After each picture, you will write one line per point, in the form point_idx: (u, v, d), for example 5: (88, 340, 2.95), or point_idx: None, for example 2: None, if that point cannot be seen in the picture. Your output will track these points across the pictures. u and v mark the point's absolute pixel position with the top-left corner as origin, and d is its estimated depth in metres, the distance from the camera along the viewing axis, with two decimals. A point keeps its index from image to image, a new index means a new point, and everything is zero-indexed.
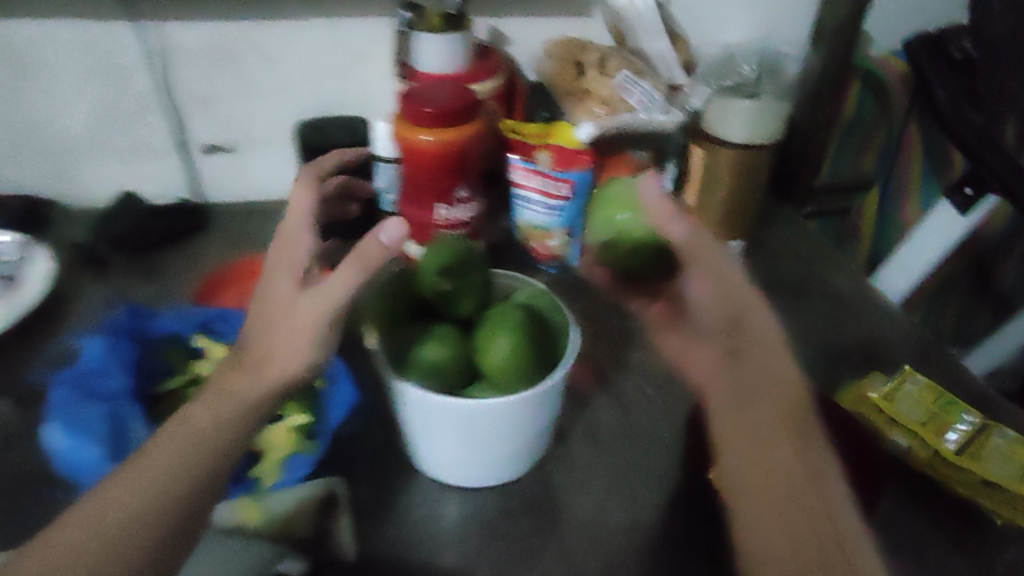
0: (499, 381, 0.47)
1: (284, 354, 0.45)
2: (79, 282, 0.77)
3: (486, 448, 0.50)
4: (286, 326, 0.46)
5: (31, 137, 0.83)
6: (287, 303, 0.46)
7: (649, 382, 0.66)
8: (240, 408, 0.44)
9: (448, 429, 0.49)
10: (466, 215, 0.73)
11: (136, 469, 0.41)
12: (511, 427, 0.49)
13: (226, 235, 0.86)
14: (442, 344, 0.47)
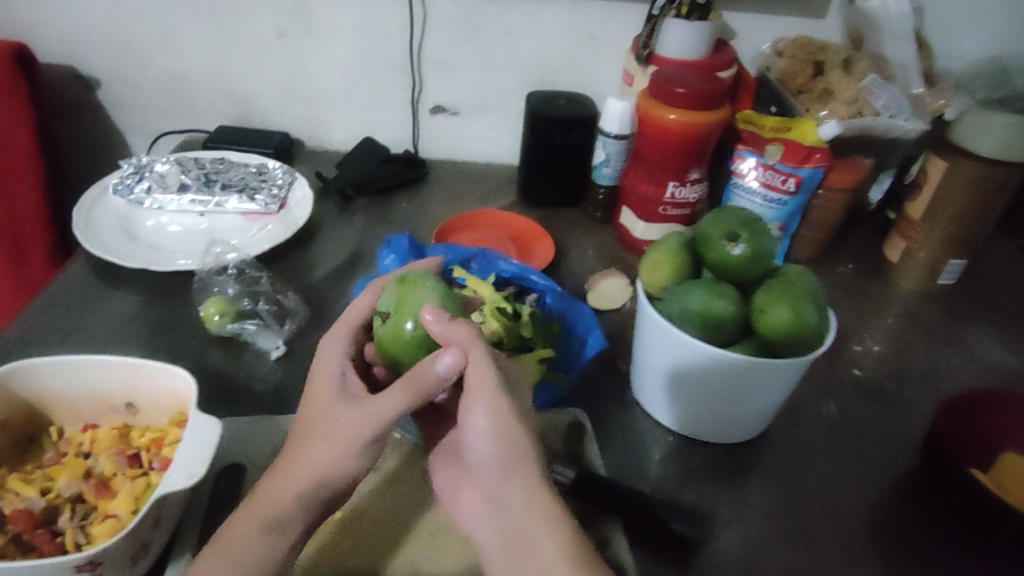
0: (773, 341, 0.50)
1: (324, 463, 0.43)
2: (330, 214, 0.87)
3: (729, 398, 0.54)
4: (331, 439, 0.43)
5: (297, 83, 0.94)
6: (329, 415, 0.44)
7: (863, 382, 0.67)
8: (288, 506, 0.43)
9: (702, 371, 0.53)
10: (694, 196, 0.77)
11: (220, 548, 0.42)
12: (758, 386, 0.53)
13: (446, 190, 0.94)
14: (722, 299, 0.50)
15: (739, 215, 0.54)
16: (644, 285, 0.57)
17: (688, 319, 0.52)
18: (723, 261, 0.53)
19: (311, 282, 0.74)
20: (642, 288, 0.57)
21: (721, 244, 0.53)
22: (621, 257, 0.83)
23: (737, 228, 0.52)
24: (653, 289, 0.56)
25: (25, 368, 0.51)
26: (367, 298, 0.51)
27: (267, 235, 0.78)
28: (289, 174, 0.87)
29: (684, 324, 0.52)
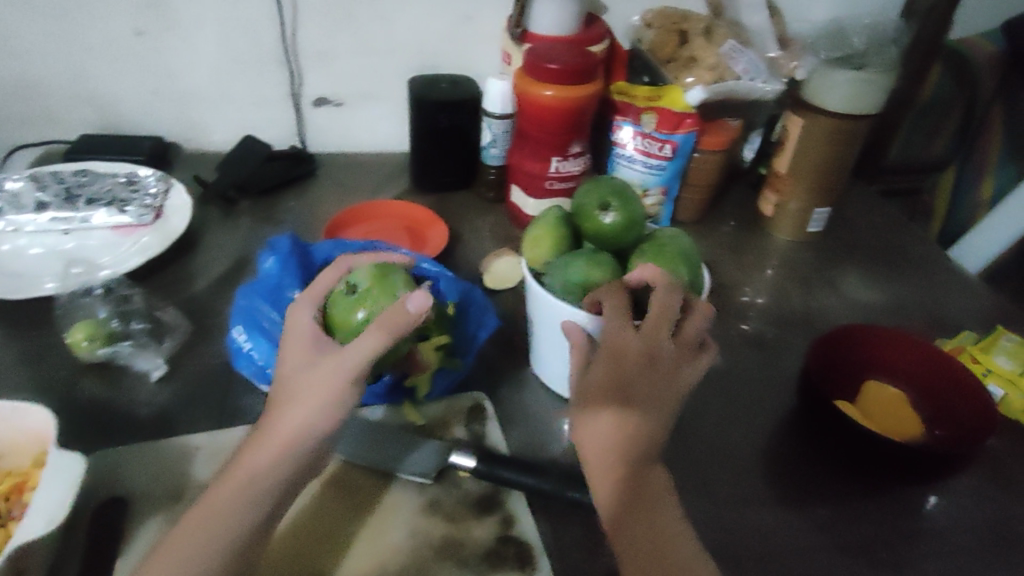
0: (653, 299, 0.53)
1: (302, 421, 0.46)
2: (212, 219, 0.83)
3: None
4: (303, 398, 0.46)
5: (160, 84, 0.88)
6: (301, 375, 0.47)
7: (749, 335, 0.71)
8: (263, 472, 0.45)
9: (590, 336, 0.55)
10: (577, 168, 0.79)
11: (187, 524, 0.43)
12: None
13: (336, 184, 0.91)
14: (601, 267, 0.53)
15: (611, 185, 0.57)
16: (527, 261, 0.58)
17: (571, 291, 0.53)
18: (599, 230, 0.56)
19: (194, 294, 0.70)
20: (525, 265, 0.58)
21: (596, 214, 0.56)
22: (517, 235, 0.83)
23: (608, 198, 0.56)
24: (535, 264, 0.58)
25: None
26: (339, 272, 0.54)
27: (141, 249, 0.73)
28: (163, 181, 0.81)
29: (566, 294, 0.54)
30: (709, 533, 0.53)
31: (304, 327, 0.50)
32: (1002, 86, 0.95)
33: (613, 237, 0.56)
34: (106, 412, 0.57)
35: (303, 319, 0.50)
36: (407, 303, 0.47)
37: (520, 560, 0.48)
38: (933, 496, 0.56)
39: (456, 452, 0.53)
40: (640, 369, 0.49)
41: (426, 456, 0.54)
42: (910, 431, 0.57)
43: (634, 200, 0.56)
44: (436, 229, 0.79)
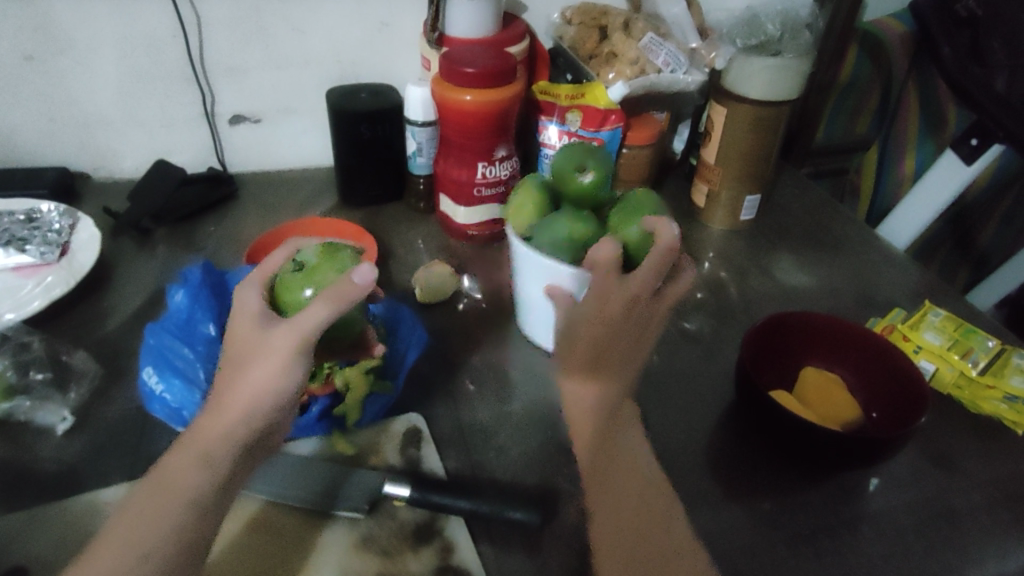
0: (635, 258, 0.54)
1: (260, 383, 0.43)
2: (125, 252, 0.78)
3: None
4: (257, 357, 0.43)
5: (60, 112, 0.82)
6: (253, 337, 0.44)
7: (688, 330, 0.70)
8: (220, 437, 0.42)
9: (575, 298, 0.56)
10: (505, 173, 0.76)
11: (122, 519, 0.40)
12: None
13: (259, 205, 0.87)
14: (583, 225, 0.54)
15: (583, 148, 0.58)
16: (515, 231, 0.59)
17: (558, 251, 0.54)
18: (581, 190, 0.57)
19: (104, 335, 0.66)
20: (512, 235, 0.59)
21: (575, 175, 0.56)
22: (450, 245, 0.81)
23: (585, 161, 0.56)
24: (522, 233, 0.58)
25: None
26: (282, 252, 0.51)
27: (44, 290, 0.68)
28: (69, 215, 0.76)
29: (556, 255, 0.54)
30: None
31: (251, 301, 0.47)
32: (916, 64, 0.97)
33: (590, 201, 0.57)
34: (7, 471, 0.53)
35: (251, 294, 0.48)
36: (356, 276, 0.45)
37: None
38: (873, 478, 0.57)
39: (389, 481, 0.51)
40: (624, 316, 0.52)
41: (359, 487, 0.51)
42: (847, 413, 0.57)
43: (608, 164, 0.57)
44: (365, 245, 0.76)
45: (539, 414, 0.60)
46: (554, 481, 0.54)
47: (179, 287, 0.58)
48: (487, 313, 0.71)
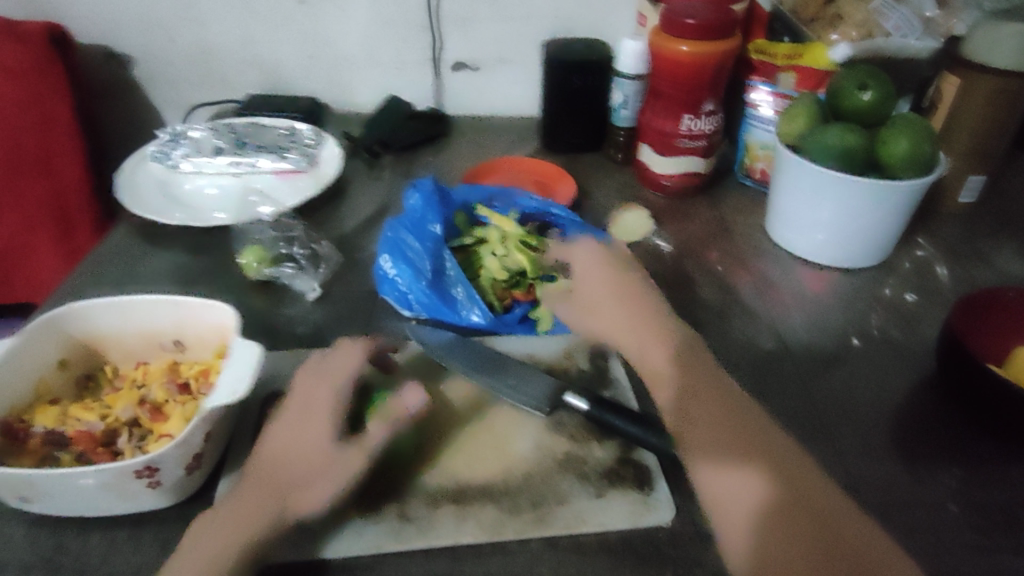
0: (895, 168, 0.63)
1: (309, 479, 0.46)
2: (357, 172, 0.89)
3: (852, 225, 0.68)
4: (306, 445, 0.48)
5: (318, 49, 0.96)
6: (309, 428, 0.48)
7: (890, 304, 0.68)
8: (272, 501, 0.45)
9: (837, 197, 0.66)
10: (709, 127, 0.77)
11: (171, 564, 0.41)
12: (880, 207, 0.66)
13: (469, 143, 0.96)
14: (852, 133, 0.63)
15: (869, 68, 0.65)
16: (782, 135, 0.69)
17: (826, 154, 0.64)
18: (854, 107, 0.65)
19: (342, 234, 0.77)
20: (780, 139, 0.70)
21: (853, 92, 0.64)
22: (641, 195, 0.84)
23: (868, 80, 0.64)
24: (789, 138, 0.69)
25: (73, 313, 0.56)
26: (360, 351, 0.54)
27: (299, 191, 0.81)
28: (317, 135, 0.90)
29: (820, 160, 0.65)
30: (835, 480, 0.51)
31: (314, 400, 0.50)
32: None
33: (862, 115, 0.65)
34: (271, 325, 0.65)
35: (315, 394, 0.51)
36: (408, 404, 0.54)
37: (638, 481, 0.50)
38: None
39: (569, 392, 0.55)
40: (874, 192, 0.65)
41: (542, 393, 0.56)
42: None
43: (888, 86, 0.64)
44: (562, 184, 0.81)
45: (721, 351, 0.62)
46: None
47: (417, 191, 0.68)
48: (674, 259, 0.73)
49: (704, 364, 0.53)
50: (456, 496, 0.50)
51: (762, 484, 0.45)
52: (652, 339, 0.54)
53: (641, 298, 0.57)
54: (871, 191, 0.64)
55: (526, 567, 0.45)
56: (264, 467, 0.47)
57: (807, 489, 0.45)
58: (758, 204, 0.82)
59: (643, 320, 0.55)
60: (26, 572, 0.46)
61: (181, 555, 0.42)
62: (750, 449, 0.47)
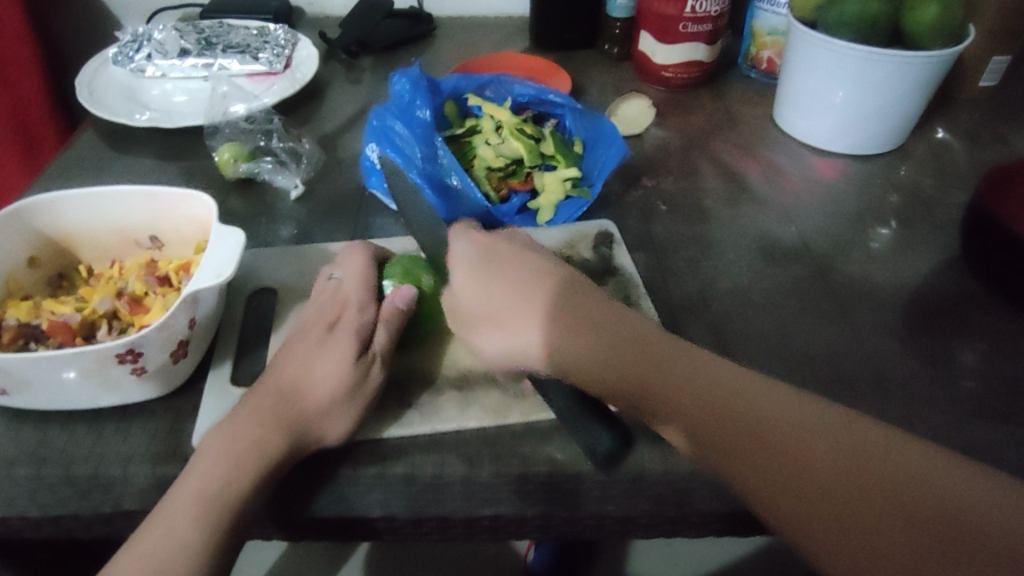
0: (922, 36, 0.58)
1: (320, 399, 0.42)
2: (339, 72, 0.83)
3: (870, 107, 0.64)
4: (325, 360, 0.43)
5: None
6: (325, 348, 0.44)
7: (905, 189, 0.65)
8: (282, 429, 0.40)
9: (856, 75, 0.62)
10: (716, 9, 0.70)
11: (180, 491, 0.38)
12: (898, 85, 0.61)
13: (457, 41, 0.89)
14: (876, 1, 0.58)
15: None
16: (797, 11, 0.65)
17: (846, 23, 0.59)
18: None
19: (326, 134, 0.72)
20: (794, 13, 0.65)
21: None
22: (643, 90, 0.79)
23: None
24: (805, 11, 0.64)
25: (36, 203, 0.51)
26: (364, 257, 0.50)
27: (276, 91, 0.75)
28: (293, 34, 0.83)
29: (838, 33, 0.60)
30: (854, 356, 0.49)
31: (319, 319, 0.46)
32: None
33: None
34: (255, 223, 0.61)
35: (323, 310, 0.47)
36: (398, 300, 0.47)
37: None
38: None
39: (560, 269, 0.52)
40: (896, 69, 0.60)
41: None
42: None
43: None
44: (558, 77, 0.76)
45: (731, 237, 0.60)
46: (745, 295, 0.54)
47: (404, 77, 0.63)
48: (680, 149, 0.70)
49: (587, 310, 0.41)
50: (459, 383, 0.47)
51: (713, 429, 0.35)
52: (506, 322, 0.43)
53: (504, 266, 0.45)
54: (895, 65, 0.60)
55: (536, 444, 0.44)
56: (279, 390, 0.42)
57: (769, 434, 0.34)
58: (765, 95, 0.78)
59: (509, 293, 0.43)
60: (10, 467, 0.43)
61: (191, 476, 0.39)
62: (677, 388, 0.37)
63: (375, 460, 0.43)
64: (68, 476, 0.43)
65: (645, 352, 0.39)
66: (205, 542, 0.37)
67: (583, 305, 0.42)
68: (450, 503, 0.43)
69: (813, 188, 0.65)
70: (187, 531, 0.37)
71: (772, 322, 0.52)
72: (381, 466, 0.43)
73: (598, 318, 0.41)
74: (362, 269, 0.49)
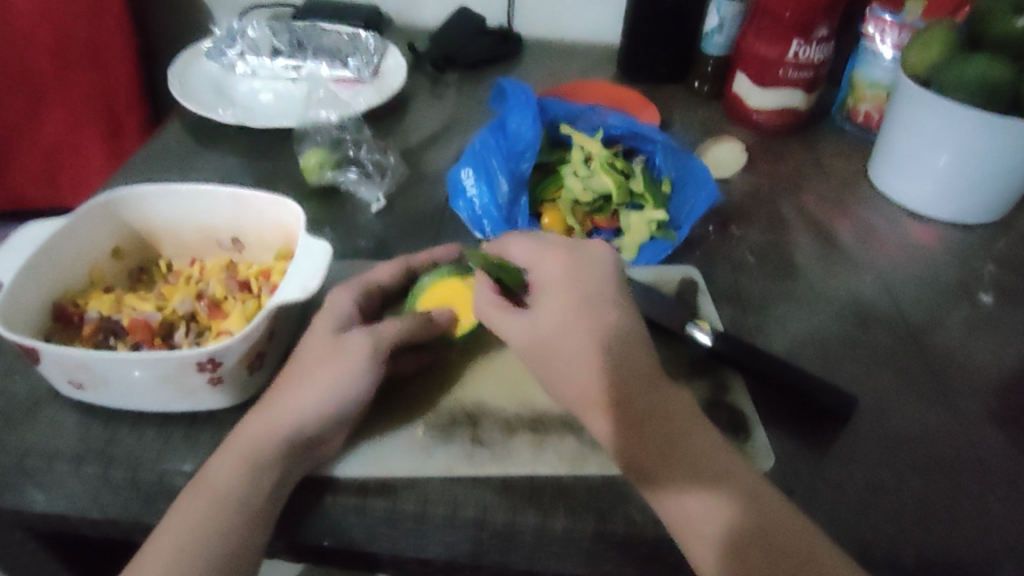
0: None
1: (323, 400, 0.40)
2: (423, 86, 0.83)
3: (979, 176, 0.61)
4: (333, 365, 0.41)
5: None
6: (338, 347, 0.42)
7: (1008, 262, 0.62)
8: (287, 428, 0.40)
9: (964, 140, 0.58)
10: (819, 57, 0.68)
11: (201, 484, 0.39)
12: (1011, 153, 0.58)
13: (541, 64, 0.88)
14: (999, 65, 0.55)
15: None
16: (909, 67, 0.61)
17: (965, 87, 0.56)
18: (1004, 36, 0.56)
19: (406, 149, 0.72)
20: (905, 71, 0.61)
21: (1006, 17, 0.55)
22: (731, 131, 0.77)
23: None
24: (917, 71, 0.61)
25: (128, 196, 0.52)
26: (397, 267, 0.51)
27: (363, 100, 0.75)
28: (383, 43, 0.83)
29: (954, 95, 0.57)
30: (953, 443, 0.46)
31: (335, 314, 0.45)
32: None
33: (1015, 45, 0.56)
34: (333, 232, 0.60)
35: (340, 307, 0.46)
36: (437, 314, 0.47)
37: (733, 427, 0.46)
38: None
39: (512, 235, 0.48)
40: (1018, 138, 0.56)
41: None
42: None
43: None
44: (644, 111, 0.74)
45: (821, 297, 0.57)
46: (837, 364, 0.51)
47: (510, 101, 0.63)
48: (767, 198, 0.67)
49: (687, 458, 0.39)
50: (533, 424, 0.46)
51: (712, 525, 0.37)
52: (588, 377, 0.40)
53: (597, 307, 0.42)
54: (1010, 134, 0.56)
55: (615, 501, 0.42)
56: (284, 389, 0.41)
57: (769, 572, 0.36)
58: (858, 148, 0.75)
59: (593, 341, 0.41)
60: (78, 464, 0.43)
61: (211, 474, 0.39)
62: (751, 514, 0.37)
63: (445, 501, 0.42)
64: (135, 480, 0.42)
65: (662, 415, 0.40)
66: (224, 541, 0.37)
67: (683, 452, 0.39)
68: (514, 552, 0.42)
69: (909, 253, 0.62)
70: (204, 522, 0.38)
71: (865, 395, 0.49)
72: (451, 508, 0.41)
73: (677, 451, 0.39)
74: (382, 275, 0.50)
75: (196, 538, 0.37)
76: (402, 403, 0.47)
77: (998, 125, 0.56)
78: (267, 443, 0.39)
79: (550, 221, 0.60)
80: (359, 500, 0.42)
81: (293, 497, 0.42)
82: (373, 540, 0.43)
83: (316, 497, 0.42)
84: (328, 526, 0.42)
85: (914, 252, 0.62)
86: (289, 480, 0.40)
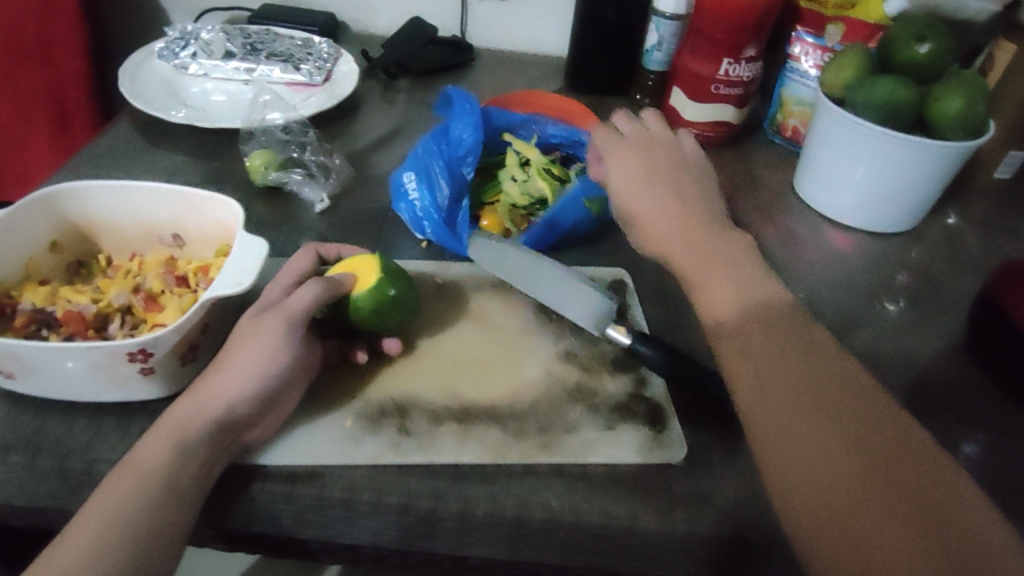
0: (940, 127, 0.59)
1: (245, 384, 0.42)
2: (375, 91, 0.85)
3: (891, 188, 0.65)
4: (253, 348, 0.43)
5: None
6: (257, 330, 0.44)
7: (918, 269, 0.66)
8: (212, 412, 0.41)
9: (874, 154, 0.63)
10: (747, 74, 0.72)
11: (126, 467, 0.39)
12: (917, 167, 0.62)
13: (492, 74, 0.91)
14: (904, 87, 0.59)
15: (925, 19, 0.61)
16: (826, 87, 0.66)
17: (872, 105, 0.60)
18: (907, 61, 0.61)
19: (354, 152, 0.73)
20: (823, 89, 0.66)
21: (909, 44, 0.61)
22: None
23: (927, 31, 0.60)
24: (834, 89, 0.65)
25: (68, 190, 0.52)
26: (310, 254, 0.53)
27: (315, 103, 0.76)
28: (336, 49, 0.85)
29: (863, 112, 0.61)
30: None
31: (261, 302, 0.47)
32: None
33: (915, 70, 0.61)
34: (276, 231, 0.61)
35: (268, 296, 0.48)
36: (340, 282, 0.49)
37: (651, 418, 0.48)
38: None
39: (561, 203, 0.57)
40: (923, 154, 0.61)
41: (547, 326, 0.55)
42: None
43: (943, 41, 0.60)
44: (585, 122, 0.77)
45: None
46: None
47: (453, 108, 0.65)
48: None
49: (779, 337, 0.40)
50: (460, 415, 0.47)
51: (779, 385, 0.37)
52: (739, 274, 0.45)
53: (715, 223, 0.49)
54: (912, 150, 0.61)
55: (535, 488, 0.44)
56: (211, 376, 0.43)
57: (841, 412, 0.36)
58: (787, 161, 0.79)
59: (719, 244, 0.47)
60: (4, 453, 0.43)
61: (136, 459, 0.40)
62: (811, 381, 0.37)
63: (371, 488, 0.43)
64: (62, 469, 0.43)
65: (850, 396, 0.36)
66: (143, 523, 0.38)
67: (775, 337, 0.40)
68: (440, 539, 0.44)
69: (828, 259, 0.66)
70: (124, 504, 0.38)
71: None
72: (376, 494, 0.43)
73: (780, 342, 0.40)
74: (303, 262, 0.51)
75: (115, 519, 0.37)
76: (333, 396, 0.48)
77: (902, 142, 0.61)
78: (195, 429, 0.40)
79: (488, 224, 0.63)
80: (286, 487, 0.43)
81: (219, 484, 0.43)
82: (302, 527, 0.44)
83: (243, 484, 0.43)
84: (256, 512, 0.43)
85: (832, 258, 0.66)
86: (215, 466, 0.41)
